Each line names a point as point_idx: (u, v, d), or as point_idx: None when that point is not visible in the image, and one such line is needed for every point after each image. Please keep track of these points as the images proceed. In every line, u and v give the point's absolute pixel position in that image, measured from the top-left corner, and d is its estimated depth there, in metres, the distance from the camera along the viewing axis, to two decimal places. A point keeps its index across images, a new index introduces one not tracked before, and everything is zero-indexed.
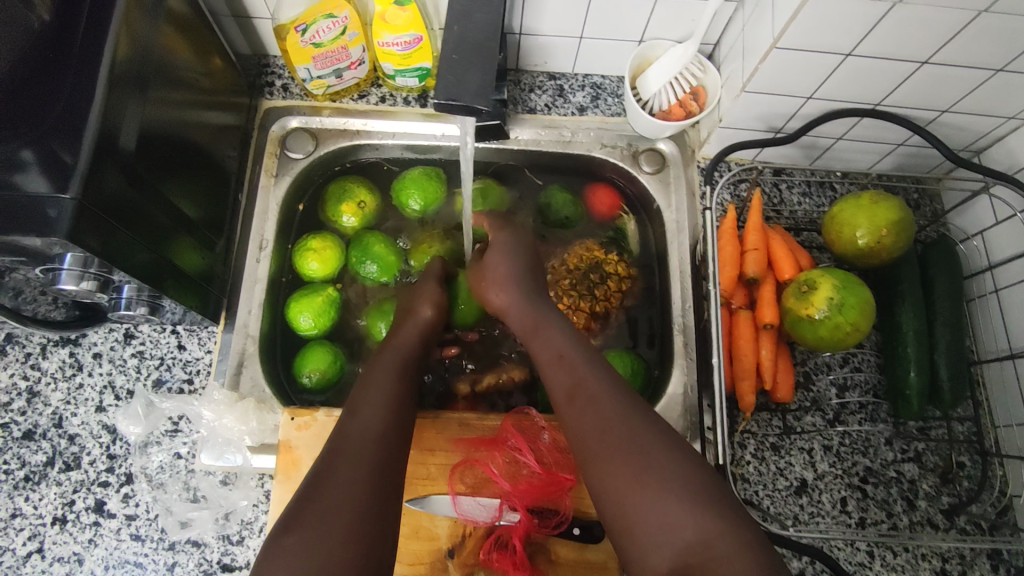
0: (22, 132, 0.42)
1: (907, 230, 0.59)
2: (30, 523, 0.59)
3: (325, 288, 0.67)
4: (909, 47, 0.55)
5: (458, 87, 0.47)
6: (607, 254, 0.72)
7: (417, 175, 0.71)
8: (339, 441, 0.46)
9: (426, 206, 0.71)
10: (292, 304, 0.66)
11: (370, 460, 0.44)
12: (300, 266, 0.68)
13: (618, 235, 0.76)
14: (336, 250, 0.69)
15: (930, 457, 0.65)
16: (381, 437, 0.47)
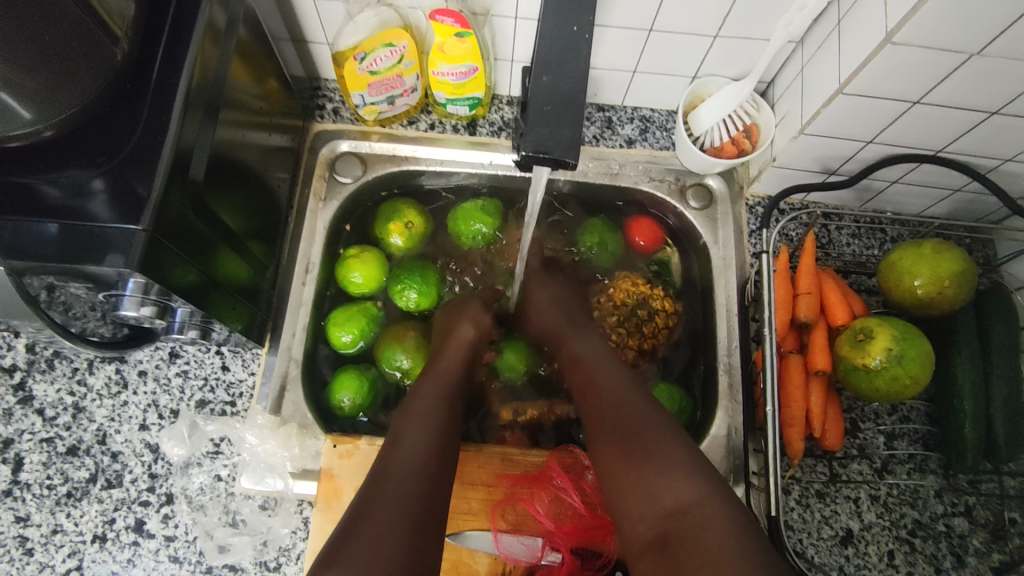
0: (99, 162, 0.44)
1: (969, 282, 0.59)
2: (70, 540, 0.59)
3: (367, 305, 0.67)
4: (979, 98, 0.54)
5: (548, 133, 0.38)
6: (653, 288, 0.70)
7: (475, 206, 0.70)
8: (384, 470, 0.45)
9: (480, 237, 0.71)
10: (333, 319, 0.66)
11: (414, 493, 0.43)
12: (344, 276, 0.68)
13: (662, 269, 0.74)
14: (381, 267, 0.68)
15: (981, 512, 0.63)
16: (425, 464, 0.46)
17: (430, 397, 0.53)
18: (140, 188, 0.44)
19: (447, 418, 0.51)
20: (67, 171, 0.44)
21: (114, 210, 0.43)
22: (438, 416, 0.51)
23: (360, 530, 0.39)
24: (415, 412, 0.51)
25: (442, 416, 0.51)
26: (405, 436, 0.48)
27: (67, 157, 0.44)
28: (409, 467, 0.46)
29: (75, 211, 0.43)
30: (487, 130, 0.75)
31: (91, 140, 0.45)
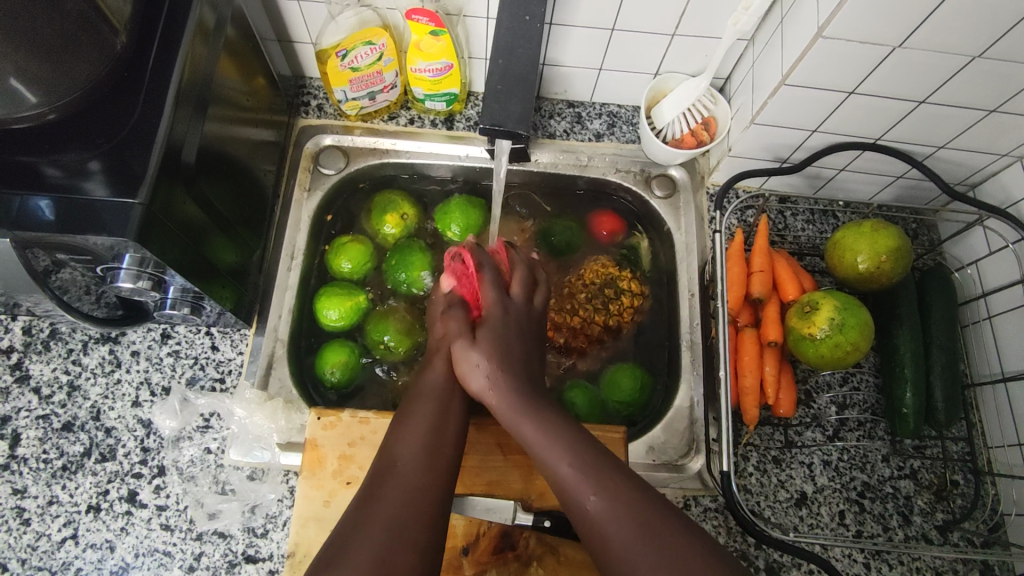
0: (97, 145, 0.48)
1: (905, 258, 0.64)
2: (65, 510, 0.61)
3: (354, 291, 0.69)
4: (907, 87, 0.59)
5: (502, 110, 0.49)
6: (621, 270, 0.74)
7: (460, 201, 0.74)
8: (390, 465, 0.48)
9: (466, 233, 0.74)
10: (320, 300, 0.69)
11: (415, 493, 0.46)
12: (334, 264, 0.72)
13: (631, 253, 0.79)
14: (367, 254, 0.72)
15: (925, 475, 0.68)
16: (425, 483, 0.47)
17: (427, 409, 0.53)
18: (137, 165, 0.47)
19: (443, 431, 0.51)
20: (66, 153, 0.48)
21: (111, 188, 0.47)
22: (433, 431, 0.51)
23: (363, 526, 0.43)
24: (411, 425, 0.51)
25: (435, 429, 0.51)
26: (400, 453, 0.49)
27: (67, 140, 0.48)
28: (408, 481, 0.47)
29: (72, 189, 0.47)
30: (463, 124, 0.80)
31: (91, 125, 0.49)
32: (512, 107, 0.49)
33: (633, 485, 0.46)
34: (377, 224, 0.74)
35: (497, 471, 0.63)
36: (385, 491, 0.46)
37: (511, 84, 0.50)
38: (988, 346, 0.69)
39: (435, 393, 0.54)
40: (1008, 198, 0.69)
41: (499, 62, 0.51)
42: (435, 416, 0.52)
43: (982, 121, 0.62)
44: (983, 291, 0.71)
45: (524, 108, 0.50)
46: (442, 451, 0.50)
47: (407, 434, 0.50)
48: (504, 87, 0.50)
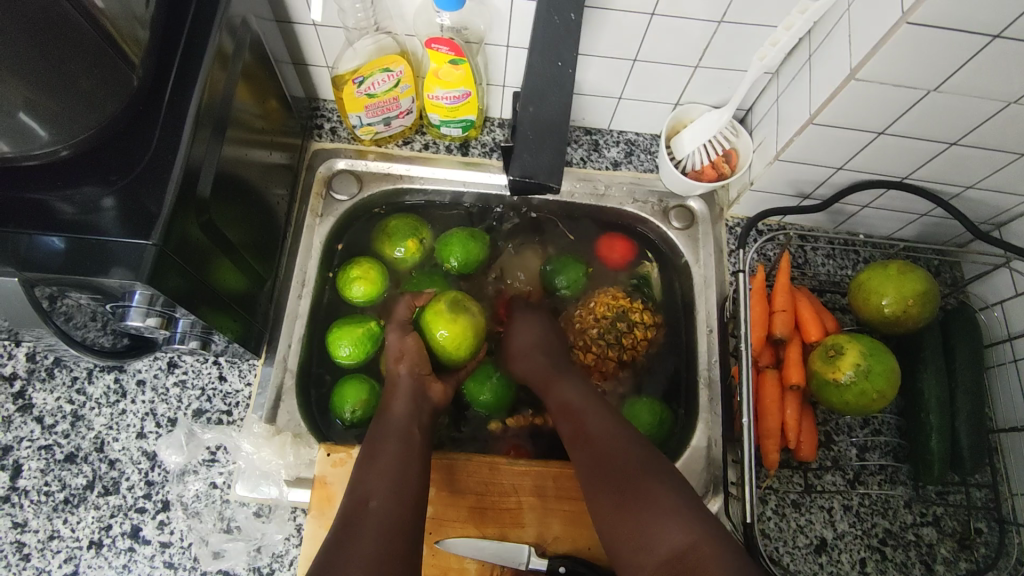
0: (111, 181, 0.47)
1: (932, 301, 0.62)
2: (66, 546, 0.60)
3: (369, 320, 0.67)
4: (939, 129, 0.58)
5: (533, 159, 0.52)
6: (632, 301, 0.72)
7: (460, 233, 0.72)
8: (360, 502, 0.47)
9: (467, 263, 0.72)
10: (333, 334, 0.66)
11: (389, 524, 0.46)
12: (346, 291, 0.70)
13: (642, 283, 0.77)
14: (382, 279, 0.70)
15: (948, 522, 0.66)
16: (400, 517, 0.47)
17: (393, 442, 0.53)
18: (151, 202, 0.46)
19: (412, 461, 0.52)
20: (80, 188, 0.46)
21: (124, 227, 0.45)
22: (403, 463, 0.51)
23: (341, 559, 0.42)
24: (380, 456, 0.51)
25: (404, 457, 0.51)
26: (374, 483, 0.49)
27: (80, 175, 0.47)
28: (382, 511, 0.46)
29: (83, 226, 0.45)
30: (479, 150, 0.78)
31: (106, 158, 0.47)
32: (543, 157, 0.53)
33: (624, 431, 0.53)
34: (389, 248, 0.72)
35: (510, 512, 0.61)
36: (361, 523, 0.45)
37: (542, 133, 0.52)
38: (1013, 391, 0.68)
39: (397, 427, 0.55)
40: None
41: (529, 108, 0.52)
42: (403, 445, 0.53)
43: (1013, 164, 0.61)
44: (1008, 333, 0.69)
45: (554, 158, 0.53)
46: (409, 483, 0.50)
47: (377, 464, 0.50)
48: (535, 135, 0.52)
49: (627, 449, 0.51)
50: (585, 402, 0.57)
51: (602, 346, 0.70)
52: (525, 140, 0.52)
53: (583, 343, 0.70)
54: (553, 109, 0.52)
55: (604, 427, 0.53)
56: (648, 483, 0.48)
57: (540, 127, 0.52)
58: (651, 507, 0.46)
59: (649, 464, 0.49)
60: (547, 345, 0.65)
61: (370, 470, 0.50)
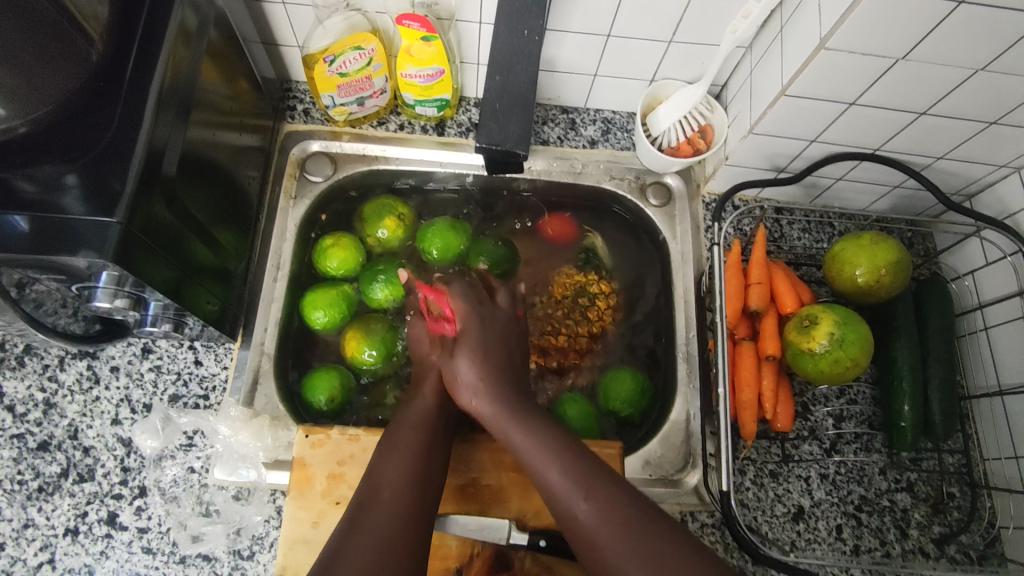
0: (73, 158, 0.46)
1: (904, 271, 0.63)
2: (42, 534, 0.59)
3: (341, 284, 0.69)
4: (908, 98, 0.58)
5: (500, 129, 0.54)
6: (587, 275, 0.75)
7: (442, 224, 0.71)
8: (368, 493, 0.47)
9: (447, 254, 0.71)
10: (309, 300, 0.67)
11: (401, 513, 0.46)
12: (321, 263, 0.70)
13: (590, 255, 0.78)
14: (359, 257, 0.70)
15: (922, 487, 0.67)
16: (411, 508, 0.47)
17: (410, 441, 0.52)
18: (114, 180, 0.45)
19: (429, 461, 0.51)
20: (40, 166, 0.45)
21: (87, 204, 0.44)
22: (419, 460, 0.51)
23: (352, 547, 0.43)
24: (398, 449, 0.51)
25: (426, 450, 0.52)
26: (384, 484, 0.48)
27: (40, 152, 0.46)
28: (388, 511, 0.46)
29: (44, 204, 0.45)
30: (454, 130, 0.78)
31: (66, 134, 0.46)
32: (509, 128, 0.54)
33: (628, 494, 0.45)
34: (369, 229, 0.72)
35: (491, 488, 0.61)
36: (367, 522, 0.45)
37: (510, 104, 0.54)
38: (984, 358, 0.69)
39: (418, 424, 0.54)
40: (1005, 209, 0.68)
41: (496, 77, 0.55)
42: (421, 442, 0.52)
43: (982, 133, 0.62)
44: (979, 302, 0.71)
45: (521, 128, 0.55)
46: (421, 484, 0.49)
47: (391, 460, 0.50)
48: (502, 105, 0.54)
49: (625, 527, 0.43)
50: (539, 453, 0.48)
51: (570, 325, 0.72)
52: (492, 110, 0.54)
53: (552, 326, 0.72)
54: (520, 81, 0.55)
55: (596, 509, 0.44)
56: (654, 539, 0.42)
57: (508, 97, 0.54)
58: (654, 573, 0.40)
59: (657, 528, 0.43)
60: (481, 346, 0.55)
61: (380, 470, 0.49)
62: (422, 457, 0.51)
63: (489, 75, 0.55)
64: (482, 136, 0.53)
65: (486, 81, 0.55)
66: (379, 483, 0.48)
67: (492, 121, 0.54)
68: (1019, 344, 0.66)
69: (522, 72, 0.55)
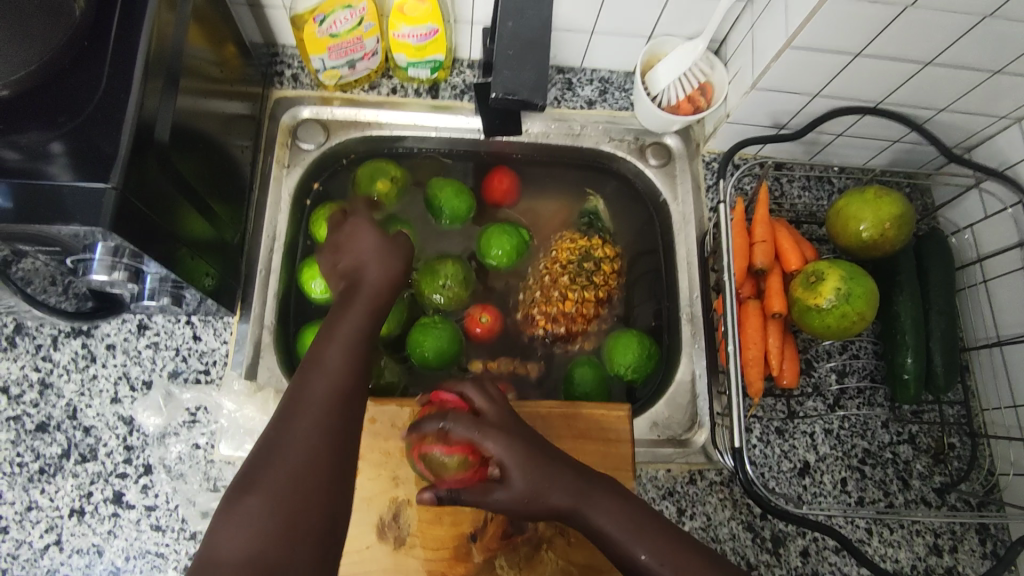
0: (59, 123, 0.43)
1: (908, 225, 0.63)
2: (47, 516, 0.58)
3: None
4: (913, 48, 0.58)
5: (515, 78, 0.58)
6: (591, 238, 0.72)
7: (444, 184, 0.70)
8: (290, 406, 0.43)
9: (455, 215, 0.72)
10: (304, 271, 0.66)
11: (330, 427, 0.42)
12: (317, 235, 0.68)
13: (594, 218, 0.75)
14: None
15: (923, 439, 0.69)
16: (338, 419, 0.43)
17: (319, 397, 0.43)
18: (105, 145, 0.43)
19: (359, 387, 0.46)
20: (25, 133, 0.43)
21: (77, 171, 0.42)
22: (351, 386, 0.45)
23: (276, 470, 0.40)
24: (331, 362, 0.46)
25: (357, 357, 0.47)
26: (302, 411, 0.43)
27: (23, 119, 0.43)
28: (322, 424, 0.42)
29: (33, 172, 0.43)
30: (449, 94, 0.75)
31: (50, 97, 0.44)
32: (524, 73, 0.58)
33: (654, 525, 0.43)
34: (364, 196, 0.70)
35: None
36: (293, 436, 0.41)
37: (523, 50, 0.58)
38: (984, 310, 0.70)
39: (333, 384, 0.44)
40: (1004, 161, 0.68)
41: (510, 23, 0.58)
42: (355, 357, 0.47)
43: (986, 83, 0.61)
44: (978, 255, 0.71)
45: (536, 75, 0.58)
46: (328, 460, 0.41)
47: (319, 373, 0.45)
48: (515, 52, 0.58)
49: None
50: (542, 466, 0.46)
51: (578, 290, 0.70)
52: (506, 58, 0.58)
53: (561, 292, 0.70)
54: (530, 27, 0.58)
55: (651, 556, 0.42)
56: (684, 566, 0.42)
57: (520, 42, 0.57)
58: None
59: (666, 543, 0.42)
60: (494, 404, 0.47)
61: (285, 440, 0.41)
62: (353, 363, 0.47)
63: (502, 22, 0.58)
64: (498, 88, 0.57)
65: (501, 27, 0.58)
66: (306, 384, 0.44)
67: (508, 71, 0.57)
68: (1018, 295, 0.66)
69: (533, 15, 0.59)
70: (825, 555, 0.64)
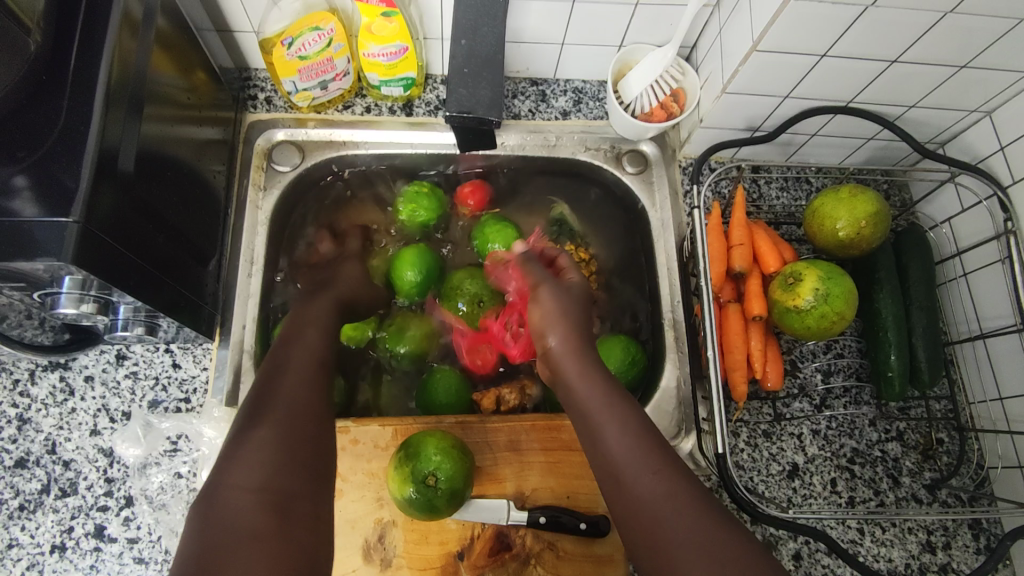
0: (20, 158, 0.43)
1: (884, 222, 0.63)
2: (28, 553, 0.57)
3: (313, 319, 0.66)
4: (878, 47, 0.58)
5: (470, 96, 0.59)
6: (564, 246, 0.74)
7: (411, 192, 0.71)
8: (277, 367, 0.49)
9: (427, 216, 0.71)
10: None
11: (312, 380, 0.48)
12: None
13: (562, 225, 0.77)
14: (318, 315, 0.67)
15: (911, 435, 0.68)
16: (319, 376, 0.49)
17: (296, 371, 0.49)
18: (68, 179, 0.43)
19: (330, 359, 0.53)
20: None
21: (41, 205, 0.42)
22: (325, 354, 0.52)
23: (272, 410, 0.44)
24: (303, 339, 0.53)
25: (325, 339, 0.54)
26: (291, 364, 0.49)
27: None
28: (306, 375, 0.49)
29: None
30: (423, 110, 0.76)
31: (10, 133, 0.44)
32: (479, 93, 0.59)
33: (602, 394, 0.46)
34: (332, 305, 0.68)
35: (485, 469, 0.61)
36: (283, 385, 0.47)
37: (478, 68, 0.59)
38: (966, 304, 0.70)
39: (315, 358, 0.51)
40: (977, 154, 0.69)
41: (463, 42, 0.60)
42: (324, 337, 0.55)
43: (953, 77, 0.62)
44: (957, 249, 0.71)
45: (491, 93, 0.59)
46: (318, 405, 0.46)
47: (302, 340, 0.53)
48: (470, 69, 0.59)
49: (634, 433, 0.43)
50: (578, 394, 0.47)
51: None
52: (461, 76, 0.59)
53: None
54: (486, 45, 0.60)
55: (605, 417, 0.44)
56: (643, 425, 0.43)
57: (476, 61, 0.59)
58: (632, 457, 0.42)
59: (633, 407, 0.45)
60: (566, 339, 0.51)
61: (282, 390, 0.46)
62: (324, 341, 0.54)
63: (457, 40, 0.59)
64: (450, 105, 0.58)
65: (454, 46, 0.60)
66: (286, 358, 0.50)
67: (462, 89, 0.58)
68: (998, 286, 0.66)
69: (488, 33, 0.60)
70: (818, 557, 0.64)
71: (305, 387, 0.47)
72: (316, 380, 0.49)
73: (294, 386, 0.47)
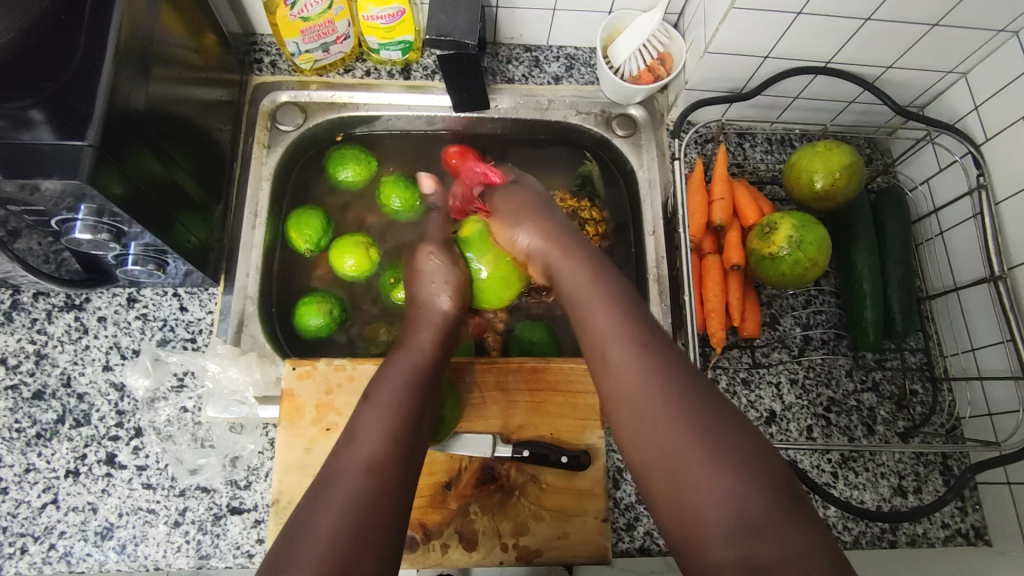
0: (38, 90, 0.47)
1: (858, 176, 0.66)
2: (43, 477, 0.61)
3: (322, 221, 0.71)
4: (852, 5, 0.60)
5: (449, 21, 0.62)
6: (580, 202, 0.78)
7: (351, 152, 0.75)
8: (330, 469, 0.42)
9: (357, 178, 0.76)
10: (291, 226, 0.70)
11: (368, 487, 0.41)
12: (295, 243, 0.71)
13: (586, 181, 0.81)
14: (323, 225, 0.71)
15: (886, 386, 0.70)
16: (381, 478, 0.41)
17: (363, 474, 0.41)
18: (83, 108, 0.46)
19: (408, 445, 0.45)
20: (6, 103, 0.47)
21: (57, 132, 0.45)
22: (397, 431, 0.45)
23: (307, 537, 0.38)
24: (379, 405, 0.46)
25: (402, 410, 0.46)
26: (349, 459, 0.42)
27: (5, 93, 0.47)
28: (367, 473, 0.41)
29: (10, 138, 0.46)
30: (421, 74, 0.79)
31: (31, 70, 0.48)
32: (458, 19, 0.63)
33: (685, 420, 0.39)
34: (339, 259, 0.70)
35: (473, 406, 0.64)
36: (333, 493, 0.40)
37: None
38: (941, 259, 0.72)
39: (370, 452, 0.43)
40: (955, 114, 0.71)
41: None
42: (403, 402, 0.47)
43: (927, 36, 0.64)
44: (934, 207, 0.74)
45: (470, 20, 0.63)
46: (369, 520, 0.39)
47: (368, 418, 0.45)
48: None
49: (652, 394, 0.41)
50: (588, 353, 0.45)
51: None
52: (442, 4, 0.63)
53: None
54: None
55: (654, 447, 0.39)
56: (716, 470, 0.37)
57: None
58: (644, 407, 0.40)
59: (720, 453, 0.37)
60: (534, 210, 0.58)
61: (327, 503, 0.40)
62: (400, 415, 0.46)
63: None
64: (431, 28, 0.62)
65: None
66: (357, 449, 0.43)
67: (442, 13, 0.62)
68: (971, 240, 0.69)
69: None
70: None
71: (359, 496, 0.40)
72: (372, 485, 0.41)
73: (344, 493, 0.40)
